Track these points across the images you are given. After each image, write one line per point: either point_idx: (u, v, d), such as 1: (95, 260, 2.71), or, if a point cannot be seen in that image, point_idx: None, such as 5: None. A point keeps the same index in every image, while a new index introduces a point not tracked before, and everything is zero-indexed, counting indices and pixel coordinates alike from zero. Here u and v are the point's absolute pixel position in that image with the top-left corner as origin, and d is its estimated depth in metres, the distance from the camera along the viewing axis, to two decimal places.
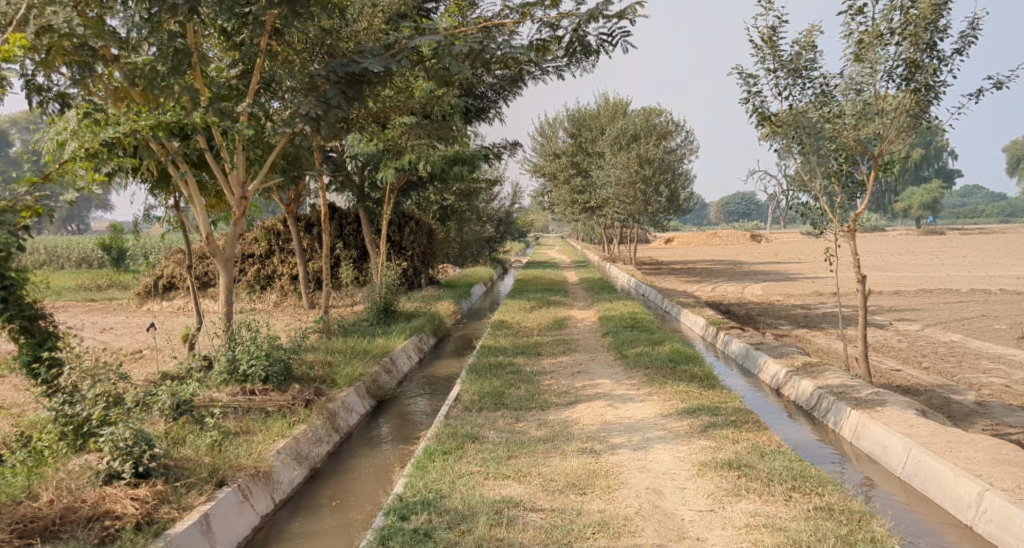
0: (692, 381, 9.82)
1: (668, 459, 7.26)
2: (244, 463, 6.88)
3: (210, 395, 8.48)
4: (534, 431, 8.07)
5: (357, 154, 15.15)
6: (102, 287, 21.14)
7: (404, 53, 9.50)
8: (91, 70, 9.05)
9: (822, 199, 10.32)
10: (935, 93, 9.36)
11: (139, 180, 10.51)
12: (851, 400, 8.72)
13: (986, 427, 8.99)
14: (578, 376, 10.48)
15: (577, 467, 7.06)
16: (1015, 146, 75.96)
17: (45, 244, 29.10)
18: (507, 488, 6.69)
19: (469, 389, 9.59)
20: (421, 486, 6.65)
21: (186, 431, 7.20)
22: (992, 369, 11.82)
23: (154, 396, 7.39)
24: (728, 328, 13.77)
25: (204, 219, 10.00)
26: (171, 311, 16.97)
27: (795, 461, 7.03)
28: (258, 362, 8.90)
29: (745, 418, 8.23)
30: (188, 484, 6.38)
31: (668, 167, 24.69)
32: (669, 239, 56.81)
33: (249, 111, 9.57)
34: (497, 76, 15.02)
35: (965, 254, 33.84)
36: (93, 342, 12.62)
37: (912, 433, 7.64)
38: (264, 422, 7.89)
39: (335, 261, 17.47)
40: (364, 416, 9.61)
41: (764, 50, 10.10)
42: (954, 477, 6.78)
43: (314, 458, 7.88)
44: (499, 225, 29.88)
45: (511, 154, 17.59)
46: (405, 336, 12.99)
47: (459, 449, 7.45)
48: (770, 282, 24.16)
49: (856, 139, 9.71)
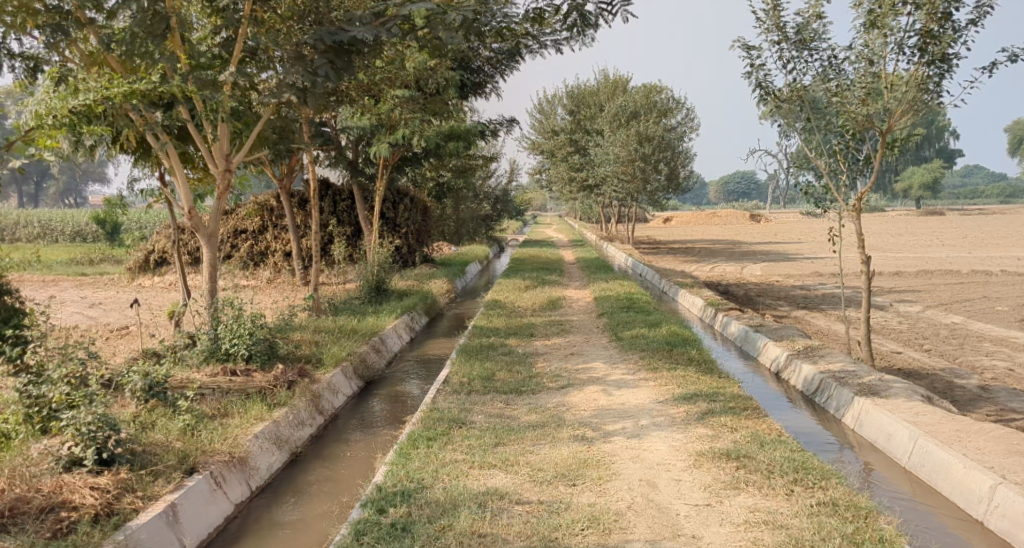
0: (691, 366, 9.48)
1: (663, 448, 6.95)
2: (218, 448, 6.56)
3: (190, 375, 8.13)
4: (525, 417, 7.75)
5: (349, 127, 14.71)
6: (94, 261, 20.75)
7: (395, 21, 8.92)
8: (65, 33, 8.58)
9: (828, 177, 9.96)
10: (949, 66, 8.98)
11: (120, 151, 10.10)
12: (855, 387, 8.41)
13: (991, 414, 8.69)
14: (571, 359, 10.15)
15: (568, 456, 6.74)
16: (1016, 126, 75.47)
17: (39, 217, 28.57)
18: (493, 478, 6.37)
19: (460, 371, 9.26)
20: (402, 476, 6.33)
21: (157, 415, 6.86)
22: (996, 353, 11.51)
23: (126, 376, 7.06)
24: (728, 309, 13.42)
25: (186, 193, 9.54)
26: (160, 286, 16.61)
27: (797, 451, 6.70)
28: (242, 341, 8.54)
29: (745, 405, 7.91)
30: (155, 472, 6.06)
31: (669, 145, 24.21)
32: (668, 218, 56.32)
33: (233, 80, 9.16)
34: (495, 48, 14.45)
35: (966, 235, 33.42)
36: (78, 318, 12.27)
37: (919, 422, 7.32)
38: (242, 405, 7.54)
39: (328, 238, 17.08)
40: (351, 397, 9.27)
41: (768, 21, 9.71)
42: (964, 469, 6.46)
43: (295, 442, 7.56)
44: (497, 203, 29.51)
45: (509, 130, 17.10)
46: (397, 315, 12.65)
47: (444, 435, 7.13)
48: (769, 262, 23.79)
49: (865, 116, 9.32)
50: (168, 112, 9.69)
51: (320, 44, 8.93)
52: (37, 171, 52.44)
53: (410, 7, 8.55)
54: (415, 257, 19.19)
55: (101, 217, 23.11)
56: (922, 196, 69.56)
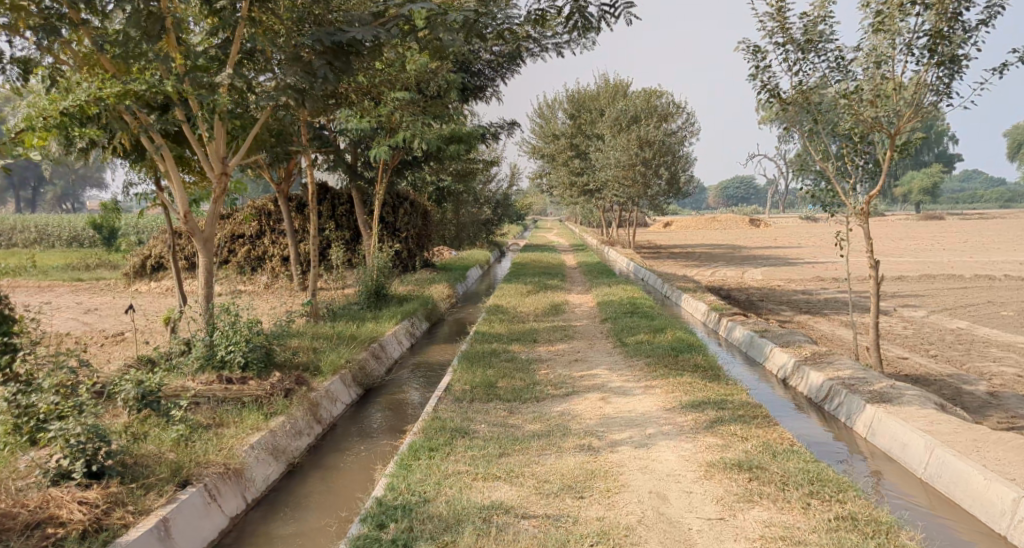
0: (696, 372, 9.28)
1: (672, 458, 6.74)
2: (213, 459, 6.36)
3: (184, 383, 7.92)
4: (528, 425, 7.54)
5: (347, 130, 14.51)
6: (90, 266, 20.57)
7: (394, 22, 8.71)
8: (58, 34, 8.39)
9: (835, 180, 9.78)
10: (958, 67, 8.79)
11: (114, 154, 9.90)
12: (866, 394, 8.21)
13: (1003, 421, 8.50)
14: (575, 365, 9.96)
15: (574, 467, 6.53)
16: (1015, 131, 75.48)
17: (36, 223, 28.31)
18: (497, 490, 6.17)
19: (461, 378, 9.06)
20: (403, 489, 6.13)
21: (149, 425, 6.65)
22: (1004, 358, 11.34)
23: (118, 385, 6.85)
24: (732, 314, 13.23)
25: (181, 196, 9.29)
26: (157, 291, 16.41)
27: (811, 462, 6.50)
28: (237, 348, 8.35)
29: (754, 413, 7.70)
30: (147, 485, 5.86)
31: (669, 150, 24.01)
32: (668, 223, 56.13)
33: (229, 82, 8.97)
34: (496, 51, 14.29)
35: (966, 240, 33.27)
36: (73, 325, 12.06)
37: (935, 431, 7.12)
38: (238, 414, 7.33)
39: (326, 242, 16.88)
40: (350, 405, 9.06)
41: (773, 22, 9.54)
42: (984, 481, 6.27)
43: (293, 452, 7.36)
44: (497, 208, 29.32)
45: (509, 134, 16.93)
46: (397, 320, 12.46)
47: (446, 445, 6.92)
48: (770, 267, 23.66)
49: (874, 118, 9.12)
50: (164, 114, 9.49)
51: (319, 45, 8.78)
52: (34, 175, 52.25)
53: (410, 7, 8.32)
54: (414, 262, 19.00)
55: (98, 222, 22.94)
56: (921, 200, 69.48)
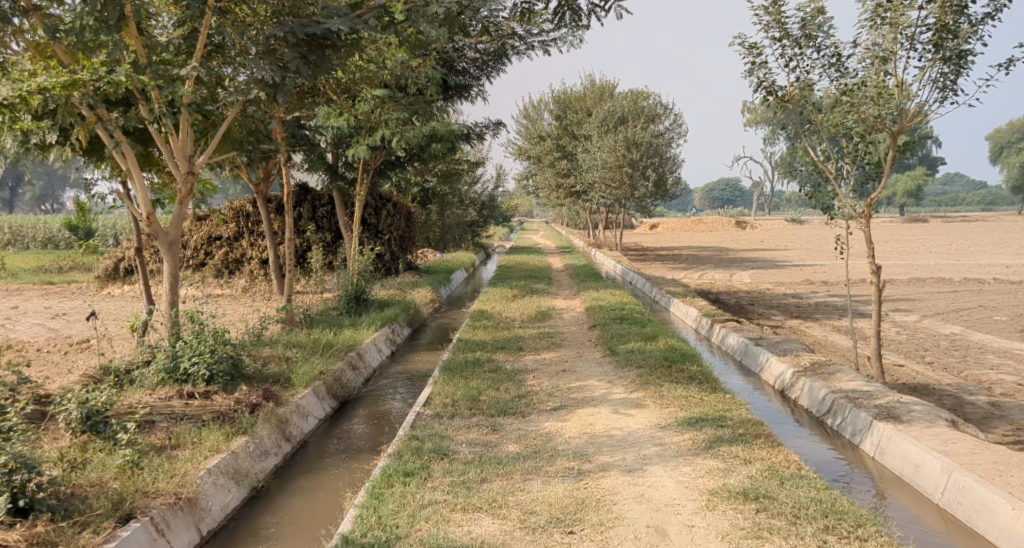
0: (692, 384, 8.72)
1: (670, 485, 6.19)
2: (162, 488, 5.80)
3: (141, 397, 7.30)
4: (511, 445, 6.98)
5: (325, 128, 13.86)
6: (63, 268, 19.82)
7: (373, 13, 7.99)
8: (8, 22, 7.78)
9: (835, 180, 9.23)
10: (963, 62, 8.28)
11: (72, 152, 9.27)
12: (873, 409, 7.67)
13: (1012, 435, 8.02)
14: (564, 376, 9.38)
15: (563, 495, 5.97)
16: (997, 134, 76.13)
17: (9, 223, 27.51)
18: (477, 524, 5.62)
19: (442, 391, 8.46)
20: (373, 523, 5.59)
21: (91, 450, 6.05)
22: (1004, 365, 10.85)
23: (62, 402, 6.28)
24: (725, 320, 12.70)
25: (142, 196, 8.60)
26: (128, 294, 15.77)
27: (822, 489, 5.98)
28: (202, 359, 7.73)
29: (757, 431, 7.15)
30: (82, 522, 5.33)
31: (656, 151, 23.42)
32: (654, 225, 55.78)
33: (195, 74, 8.33)
34: (480, 49, 13.63)
35: (950, 241, 33.05)
36: (38, 331, 11.44)
37: (951, 452, 6.61)
38: (198, 433, 6.70)
39: (306, 244, 16.24)
40: (323, 420, 8.44)
41: (768, 16, 9.02)
42: (1013, 512, 5.80)
43: (257, 474, 6.75)
44: (482, 209, 28.72)
45: (494, 134, 16.35)
46: (377, 326, 11.85)
47: (423, 470, 6.32)
48: (759, 269, 23.20)
49: (878, 116, 8.54)
50: (125, 108, 8.89)
51: (292, 37, 7.96)
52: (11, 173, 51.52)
53: None
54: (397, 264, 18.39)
55: (73, 225, 22.21)
56: (905, 202, 69.55)
